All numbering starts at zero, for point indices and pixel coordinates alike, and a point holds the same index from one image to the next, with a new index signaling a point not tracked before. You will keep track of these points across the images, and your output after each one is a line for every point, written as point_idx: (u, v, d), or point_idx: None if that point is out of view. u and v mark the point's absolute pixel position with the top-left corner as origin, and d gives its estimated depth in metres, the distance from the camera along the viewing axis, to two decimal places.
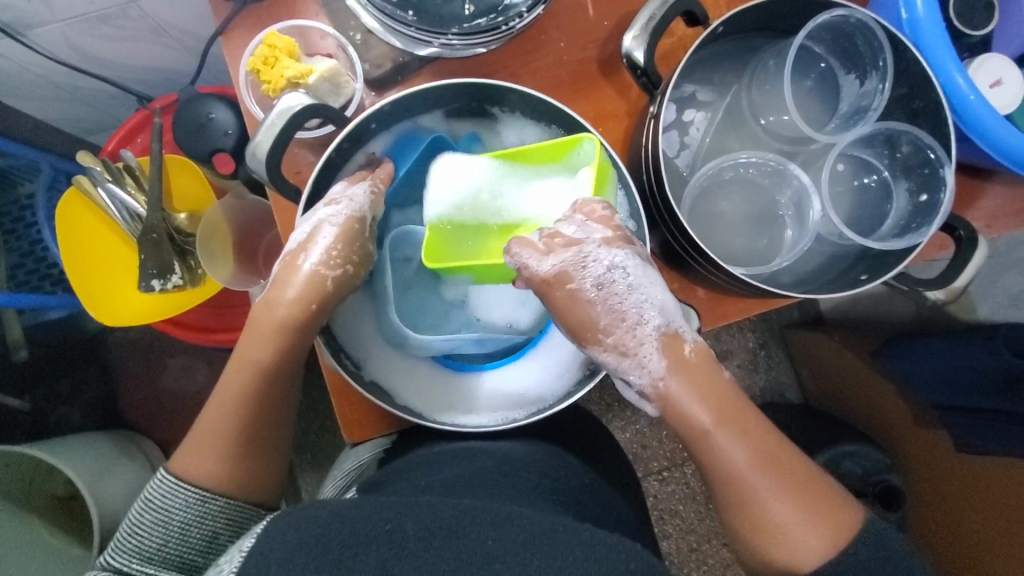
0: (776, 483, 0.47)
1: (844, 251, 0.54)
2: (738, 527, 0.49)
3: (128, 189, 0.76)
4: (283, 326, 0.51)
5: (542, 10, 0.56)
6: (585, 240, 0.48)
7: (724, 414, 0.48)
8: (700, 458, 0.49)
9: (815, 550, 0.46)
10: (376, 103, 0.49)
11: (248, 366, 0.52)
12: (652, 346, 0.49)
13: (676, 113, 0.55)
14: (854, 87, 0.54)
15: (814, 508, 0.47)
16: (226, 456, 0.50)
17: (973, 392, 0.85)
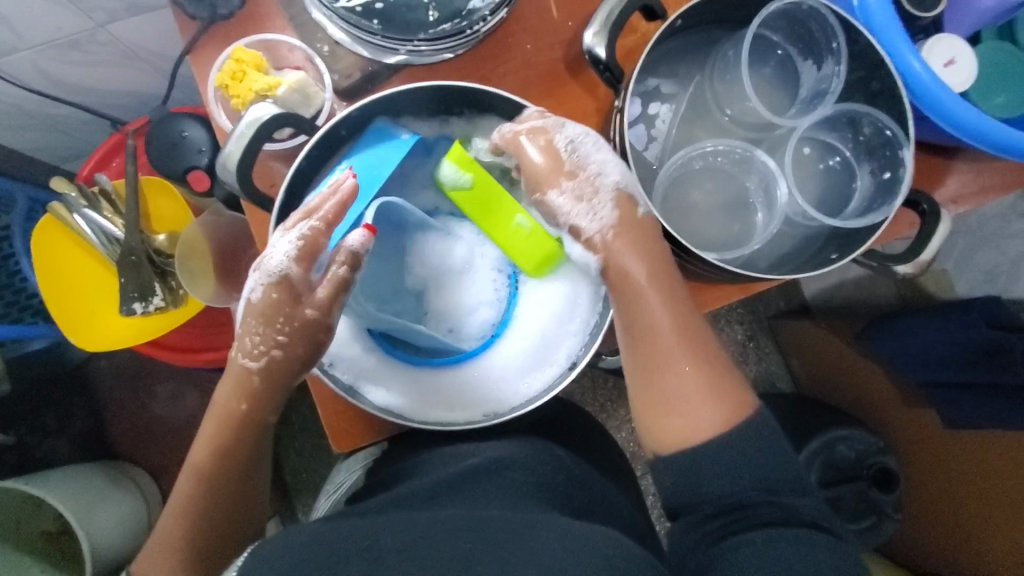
0: (689, 350, 0.47)
1: (815, 233, 0.55)
2: (640, 384, 0.48)
3: (104, 212, 0.76)
4: (223, 428, 0.51)
5: (505, 13, 0.57)
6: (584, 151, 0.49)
7: (658, 275, 0.48)
8: (625, 315, 0.48)
9: (710, 416, 0.46)
10: (343, 109, 0.48)
11: (191, 476, 0.52)
12: (609, 190, 0.48)
13: (641, 107, 0.56)
14: (813, 73, 0.56)
15: (716, 383, 0.47)
16: (179, 552, 0.51)
17: (959, 367, 0.85)
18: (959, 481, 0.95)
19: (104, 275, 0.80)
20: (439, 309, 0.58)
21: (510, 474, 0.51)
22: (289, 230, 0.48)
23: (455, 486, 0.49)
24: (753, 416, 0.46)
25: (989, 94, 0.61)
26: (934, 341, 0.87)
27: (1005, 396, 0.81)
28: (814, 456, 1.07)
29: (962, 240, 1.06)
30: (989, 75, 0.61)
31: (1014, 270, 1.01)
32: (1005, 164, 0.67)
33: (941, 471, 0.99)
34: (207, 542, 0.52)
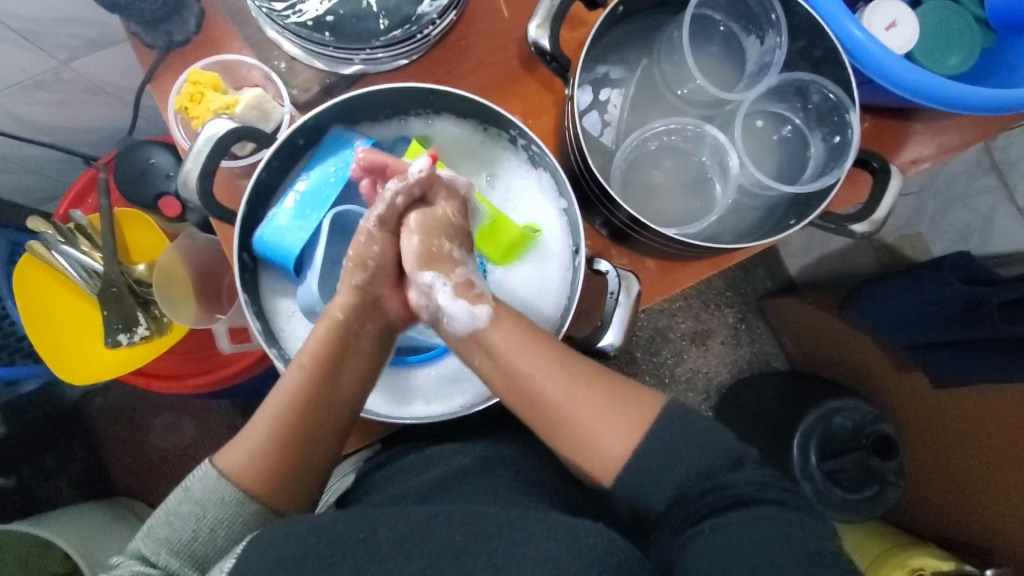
0: (579, 384, 0.48)
1: (775, 202, 0.56)
2: (555, 435, 0.49)
3: (82, 247, 0.76)
4: (323, 358, 0.49)
5: (453, 15, 0.59)
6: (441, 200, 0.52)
7: (523, 337, 0.49)
8: (505, 382, 0.49)
9: (622, 433, 0.47)
10: (300, 119, 0.49)
11: (277, 399, 0.49)
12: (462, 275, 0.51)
13: (593, 95, 0.57)
14: (757, 48, 0.57)
15: (613, 397, 0.48)
16: (257, 470, 0.47)
17: (940, 325, 0.86)
18: (955, 441, 0.96)
19: (88, 309, 0.81)
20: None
21: (499, 471, 0.52)
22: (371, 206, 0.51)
23: (445, 483, 0.50)
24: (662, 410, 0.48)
25: (942, 58, 0.62)
26: (912, 303, 0.88)
27: (984, 349, 0.82)
28: (812, 430, 1.07)
29: (931, 202, 1.06)
30: (939, 37, 0.62)
31: (986, 225, 0.99)
32: (960, 120, 0.68)
33: (937, 433, 1.00)
34: (285, 471, 0.48)
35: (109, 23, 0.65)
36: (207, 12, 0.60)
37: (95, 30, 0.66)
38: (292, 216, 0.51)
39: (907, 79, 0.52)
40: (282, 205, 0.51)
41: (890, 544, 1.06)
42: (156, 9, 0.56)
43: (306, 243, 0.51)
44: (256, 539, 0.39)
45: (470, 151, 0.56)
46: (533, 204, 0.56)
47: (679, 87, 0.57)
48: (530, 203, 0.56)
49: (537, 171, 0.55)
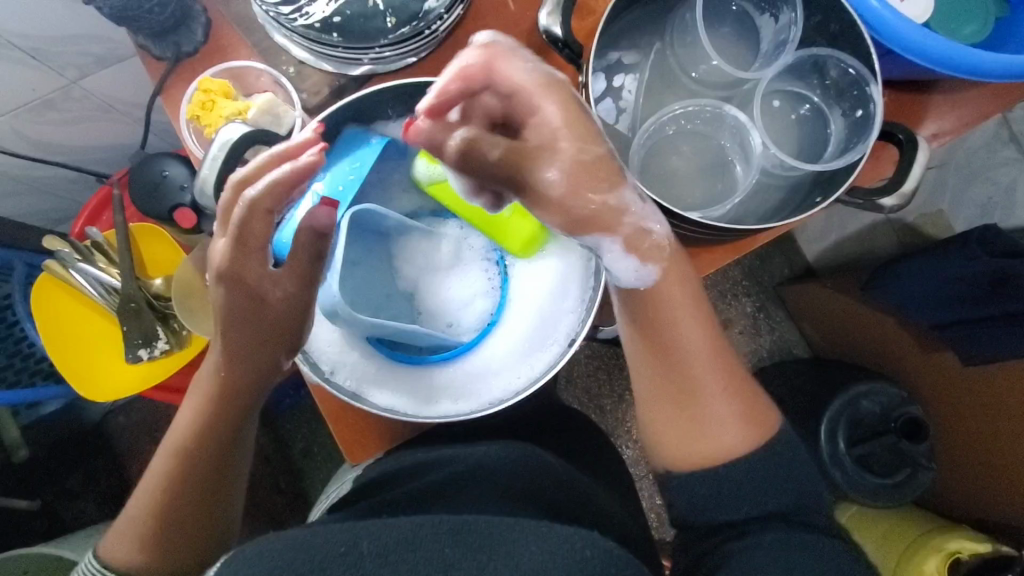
0: (716, 377, 0.50)
1: (797, 182, 0.55)
2: (670, 415, 0.51)
3: (99, 264, 0.76)
4: (176, 452, 0.50)
5: (461, 10, 0.58)
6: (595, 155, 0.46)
7: (693, 308, 0.50)
8: (659, 347, 0.50)
9: (733, 439, 0.50)
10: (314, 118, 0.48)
11: (145, 490, 0.51)
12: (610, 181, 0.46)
13: (606, 82, 0.56)
14: (771, 26, 0.56)
15: (743, 407, 0.51)
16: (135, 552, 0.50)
17: (968, 302, 0.84)
18: (986, 423, 0.95)
19: (107, 327, 0.81)
20: (446, 301, 0.56)
21: (496, 476, 0.52)
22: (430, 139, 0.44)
23: (451, 487, 0.50)
24: (773, 433, 0.51)
25: (958, 26, 0.61)
26: (937, 279, 0.87)
27: (1008, 324, 0.81)
28: (839, 414, 1.04)
29: (954, 177, 1.08)
30: (956, 4, 0.61)
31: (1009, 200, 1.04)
32: (980, 91, 0.66)
33: (968, 413, 0.98)
34: (157, 552, 0.50)
35: (117, 39, 0.66)
36: (214, 21, 0.60)
37: (103, 45, 0.66)
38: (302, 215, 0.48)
39: (926, 46, 0.50)
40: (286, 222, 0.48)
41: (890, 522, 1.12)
42: (165, 20, 0.56)
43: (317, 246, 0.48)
44: (246, 555, 0.39)
45: None
46: None
47: (696, 68, 0.56)
48: None
49: None
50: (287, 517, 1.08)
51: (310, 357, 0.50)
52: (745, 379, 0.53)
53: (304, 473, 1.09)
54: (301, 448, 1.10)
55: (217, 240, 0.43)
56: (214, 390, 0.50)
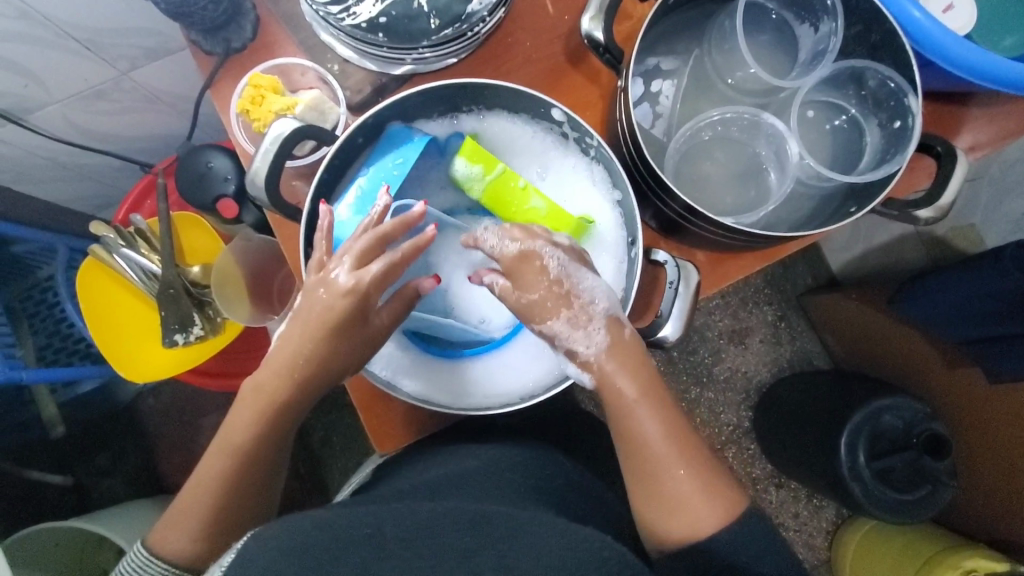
0: (681, 455, 0.51)
1: (831, 192, 0.55)
2: (639, 497, 0.52)
3: (141, 250, 0.79)
4: (230, 454, 0.52)
5: (502, 14, 0.59)
6: (578, 278, 0.49)
7: (648, 390, 0.51)
8: (621, 431, 0.51)
9: (705, 519, 0.50)
10: (360, 116, 0.49)
11: (195, 487, 0.53)
12: (601, 320, 0.49)
13: (644, 86, 0.57)
14: (810, 35, 0.57)
15: (709, 484, 0.51)
16: (193, 540, 0.52)
17: (996, 318, 0.83)
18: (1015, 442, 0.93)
19: (145, 311, 0.84)
20: (482, 300, 0.56)
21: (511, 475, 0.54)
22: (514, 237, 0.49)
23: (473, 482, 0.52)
24: (744, 512, 0.51)
25: (996, 38, 0.61)
26: (968, 294, 0.85)
27: None
28: (862, 428, 1.04)
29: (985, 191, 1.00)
30: (997, 17, 0.61)
31: None
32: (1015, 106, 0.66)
33: (995, 431, 0.97)
34: (207, 548, 0.53)
35: (168, 33, 0.68)
36: (262, 18, 0.63)
37: (154, 39, 0.68)
38: (350, 211, 0.51)
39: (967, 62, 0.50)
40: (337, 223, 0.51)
41: (900, 547, 1.14)
42: (217, 16, 0.58)
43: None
44: (277, 531, 0.40)
45: (516, 140, 0.55)
46: (576, 191, 0.55)
47: (733, 76, 0.56)
48: (575, 189, 0.55)
49: (589, 165, 0.54)
50: (308, 504, 1.10)
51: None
52: (711, 454, 0.53)
53: (324, 461, 1.12)
54: (320, 438, 1.12)
55: (346, 272, 0.47)
56: (271, 399, 0.52)
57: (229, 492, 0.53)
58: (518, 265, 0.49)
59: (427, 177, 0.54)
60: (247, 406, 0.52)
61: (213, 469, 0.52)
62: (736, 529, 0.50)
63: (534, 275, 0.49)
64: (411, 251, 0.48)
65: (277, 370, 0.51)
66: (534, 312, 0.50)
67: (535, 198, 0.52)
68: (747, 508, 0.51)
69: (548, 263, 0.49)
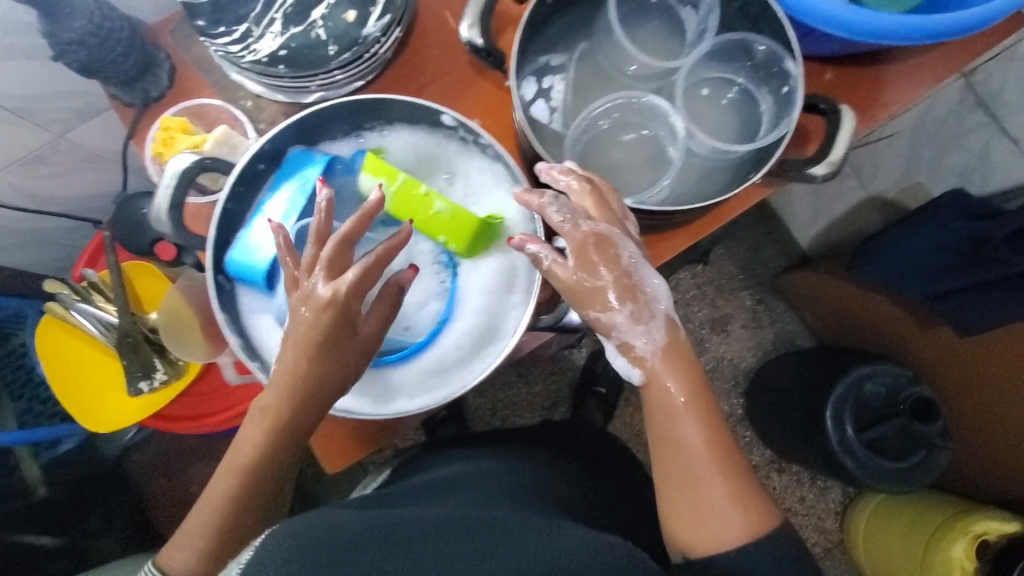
0: (720, 464, 0.50)
1: (735, 160, 0.56)
2: (671, 501, 0.51)
3: (96, 303, 0.81)
4: (239, 470, 0.53)
5: (399, 33, 0.62)
6: (639, 268, 0.50)
7: (694, 394, 0.50)
8: (660, 434, 0.51)
9: (736, 531, 0.49)
10: (258, 142, 0.51)
11: (207, 503, 0.54)
12: (662, 318, 0.50)
13: (536, 85, 0.58)
14: (693, 17, 0.58)
15: (744, 498, 0.50)
16: (196, 560, 0.53)
17: (953, 270, 0.81)
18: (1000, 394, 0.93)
19: (106, 361, 0.85)
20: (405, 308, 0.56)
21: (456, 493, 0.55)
22: (580, 206, 0.50)
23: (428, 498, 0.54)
24: (779, 527, 0.50)
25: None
26: (918, 253, 0.84)
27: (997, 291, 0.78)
28: (844, 400, 1.02)
29: None
30: None
31: None
32: (914, 63, 0.68)
33: (980, 388, 0.97)
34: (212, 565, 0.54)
35: (95, 93, 0.72)
36: (178, 67, 0.66)
37: (83, 100, 0.72)
38: (254, 230, 0.51)
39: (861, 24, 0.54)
40: (238, 244, 0.50)
41: (908, 520, 1.10)
42: (129, 69, 0.61)
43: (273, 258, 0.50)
44: (286, 531, 0.41)
45: (421, 147, 0.56)
46: (481, 193, 0.56)
47: (631, 65, 0.57)
48: (479, 191, 0.56)
49: (492, 164, 0.55)
50: None
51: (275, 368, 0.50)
52: (750, 467, 0.52)
53: (313, 497, 1.12)
54: (308, 474, 1.13)
55: (323, 284, 0.45)
56: (276, 420, 0.50)
57: (235, 506, 0.53)
58: (580, 244, 0.49)
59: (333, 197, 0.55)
60: (255, 425, 0.51)
61: (223, 485, 0.53)
62: (769, 544, 0.49)
63: (593, 254, 0.49)
64: (391, 250, 0.47)
65: (279, 389, 0.48)
66: (593, 294, 0.49)
67: (438, 202, 0.53)
68: (783, 524, 0.51)
69: (622, 253, 0.49)
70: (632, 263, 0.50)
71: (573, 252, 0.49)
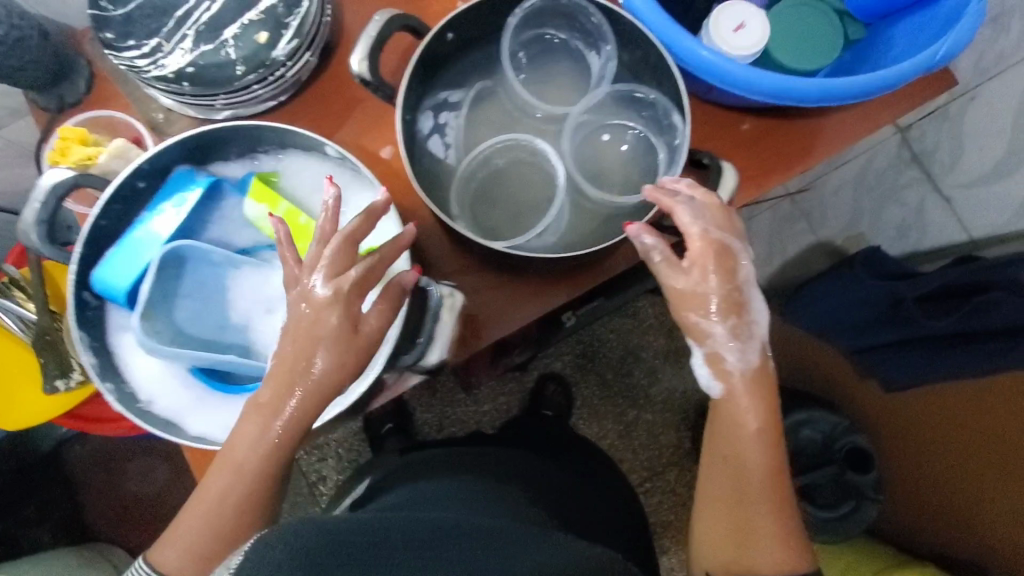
0: (770, 495, 0.54)
1: (622, 210, 0.56)
2: (717, 521, 0.56)
3: (15, 299, 0.80)
4: (230, 467, 0.49)
5: (310, 56, 0.62)
6: (750, 285, 0.52)
7: (768, 424, 0.53)
8: (725, 456, 0.54)
9: (773, 558, 0.54)
10: (135, 163, 0.49)
11: (200, 499, 0.51)
12: (757, 343, 0.52)
13: (433, 119, 0.59)
14: (597, 62, 0.59)
15: (784, 530, 0.55)
16: (181, 555, 0.51)
17: (876, 326, 0.80)
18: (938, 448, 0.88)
19: (29, 357, 0.85)
20: (269, 340, 0.54)
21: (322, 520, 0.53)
22: (706, 211, 0.51)
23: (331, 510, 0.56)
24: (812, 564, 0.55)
25: (796, 55, 0.63)
26: (844, 307, 0.84)
27: (912, 351, 0.79)
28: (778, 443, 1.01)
29: (865, 197, 0.96)
30: (795, 34, 0.63)
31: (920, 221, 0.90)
32: (833, 118, 0.68)
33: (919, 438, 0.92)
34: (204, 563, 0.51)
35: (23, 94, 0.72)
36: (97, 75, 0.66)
37: (11, 100, 0.73)
38: (123, 250, 0.50)
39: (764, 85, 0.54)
40: (108, 263, 0.50)
41: None
42: (42, 75, 0.62)
43: (137, 279, 0.50)
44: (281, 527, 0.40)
45: (309, 177, 0.56)
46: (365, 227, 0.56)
47: (537, 108, 0.59)
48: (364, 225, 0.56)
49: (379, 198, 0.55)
50: None
51: (126, 390, 0.51)
52: (793, 503, 0.56)
53: None
54: None
55: (321, 284, 0.47)
56: (274, 414, 0.48)
57: (247, 504, 0.50)
58: (703, 249, 0.50)
59: (216, 221, 0.55)
60: (253, 423, 0.48)
61: (215, 485, 0.49)
62: None
63: (706, 263, 0.51)
64: (389, 252, 0.49)
65: (278, 383, 0.47)
66: (698, 300, 0.51)
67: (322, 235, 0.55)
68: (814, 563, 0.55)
69: (739, 264, 0.51)
70: (744, 277, 0.52)
71: (691, 259, 0.51)
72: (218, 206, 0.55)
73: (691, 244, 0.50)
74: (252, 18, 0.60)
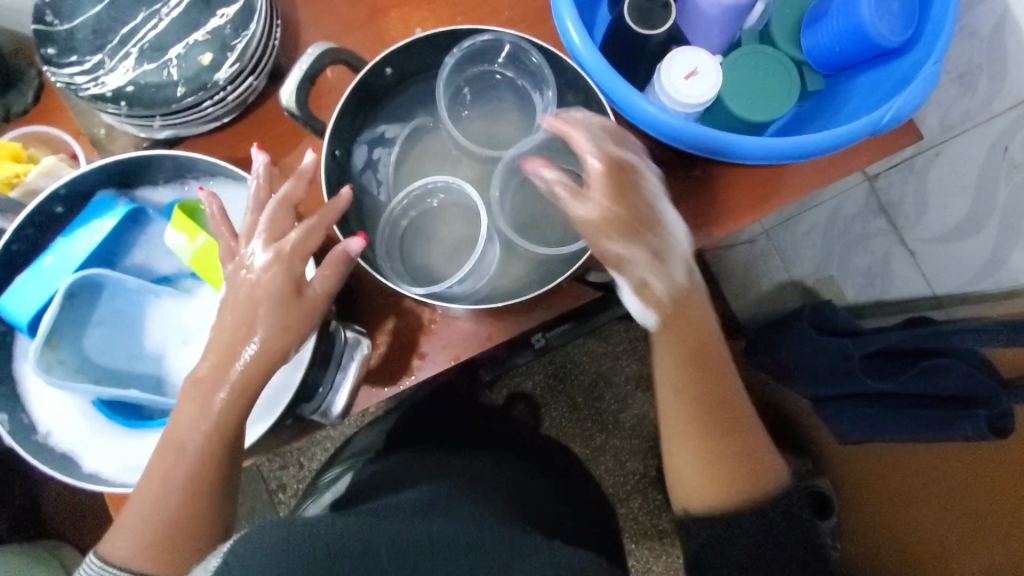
0: (719, 416, 0.57)
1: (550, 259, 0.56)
2: (683, 462, 0.58)
3: None
4: (176, 447, 0.46)
5: (254, 81, 0.61)
6: (652, 196, 0.53)
7: (700, 337, 0.56)
8: (672, 385, 0.57)
9: (748, 479, 0.57)
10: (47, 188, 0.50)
11: (148, 486, 0.47)
12: (682, 257, 0.54)
13: (367, 153, 0.58)
14: (540, 102, 0.58)
15: (747, 445, 0.58)
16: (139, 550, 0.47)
17: (834, 375, 0.78)
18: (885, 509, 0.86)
19: None
20: (180, 374, 0.54)
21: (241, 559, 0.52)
22: (596, 135, 0.52)
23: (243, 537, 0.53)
24: (786, 487, 0.58)
25: (749, 105, 0.62)
26: (801, 353, 0.82)
27: (870, 405, 0.76)
28: None
29: (835, 242, 0.94)
30: (749, 84, 0.62)
31: (886, 270, 0.88)
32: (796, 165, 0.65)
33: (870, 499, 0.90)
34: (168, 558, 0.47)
35: None
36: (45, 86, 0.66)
37: None
38: (31, 278, 0.51)
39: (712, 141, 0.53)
40: (15, 288, 0.51)
41: None
42: None
43: (38, 311, 0.50)
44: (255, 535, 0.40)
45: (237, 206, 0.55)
46: None
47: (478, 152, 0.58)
48: None
49: None
50: None
51: (23, 421, 0.52)
52: (747, 420, 0.59)
53: None
54: None
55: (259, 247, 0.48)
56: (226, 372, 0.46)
57: (204, 484, 0.47)
58: (606, 170, 0.51)
59: (135, 246, 0.55)
60: (190, 400, 0.46)
61: (163, 471, 0.47)
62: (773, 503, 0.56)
63: (616, 183, 0.51)
64: (328, 213, 0.49)
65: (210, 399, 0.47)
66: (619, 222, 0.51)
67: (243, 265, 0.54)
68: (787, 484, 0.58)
69: (644, 179, 0.52)
70: (651, 186, 0.52)
71: (592, 181, 0.51)
72: (138, 232, 0.54)
73: (591, 165, 0.51)
74: (198, 39, 0.59)
